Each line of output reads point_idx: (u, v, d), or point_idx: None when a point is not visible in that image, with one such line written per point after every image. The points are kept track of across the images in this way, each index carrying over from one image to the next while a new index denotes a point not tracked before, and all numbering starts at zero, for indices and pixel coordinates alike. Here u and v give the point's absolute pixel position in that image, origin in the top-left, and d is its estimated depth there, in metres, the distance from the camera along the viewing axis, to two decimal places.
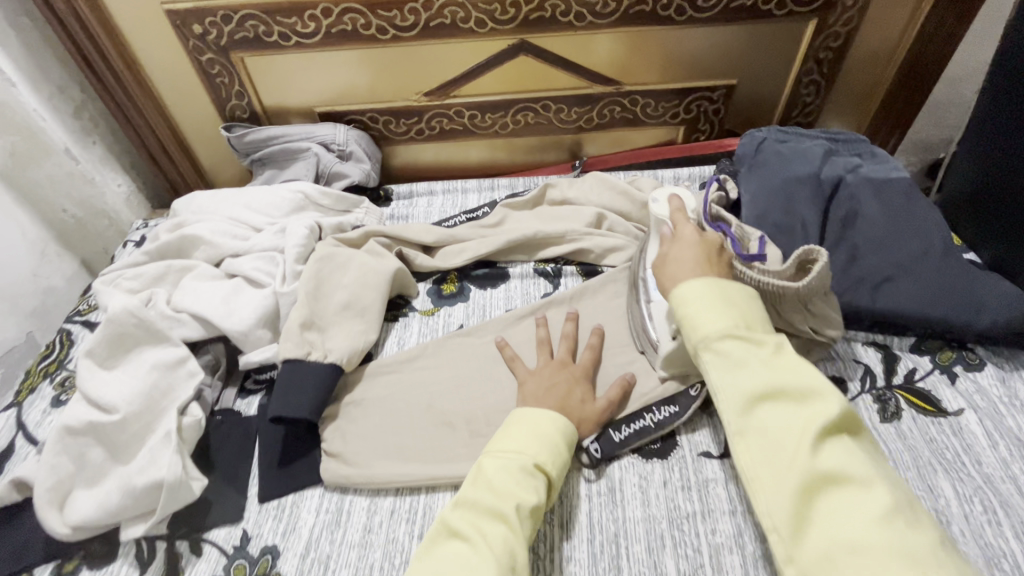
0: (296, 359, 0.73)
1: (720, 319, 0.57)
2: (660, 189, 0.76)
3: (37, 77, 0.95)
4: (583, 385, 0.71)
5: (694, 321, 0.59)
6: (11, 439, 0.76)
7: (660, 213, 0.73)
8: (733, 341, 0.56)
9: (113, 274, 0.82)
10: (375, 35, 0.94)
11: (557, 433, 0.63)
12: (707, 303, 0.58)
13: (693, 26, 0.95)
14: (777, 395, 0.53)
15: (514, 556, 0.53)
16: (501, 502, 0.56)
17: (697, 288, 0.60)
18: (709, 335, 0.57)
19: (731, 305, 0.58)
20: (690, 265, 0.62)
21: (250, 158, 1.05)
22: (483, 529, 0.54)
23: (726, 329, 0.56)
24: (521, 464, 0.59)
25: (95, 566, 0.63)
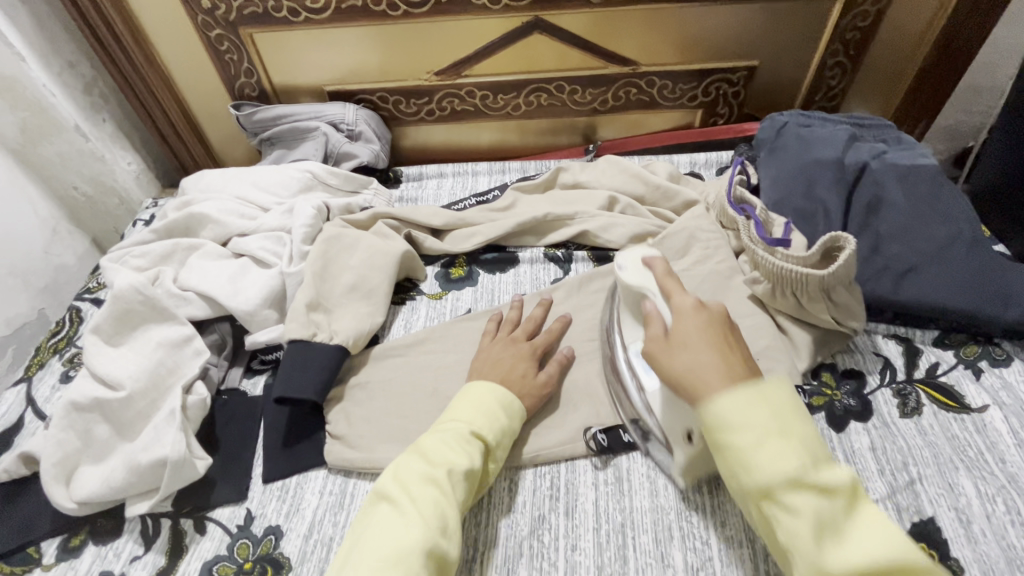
0: (302, 339, 0.73)
1: (782, 457, 0.44)
2: (628, 253, 0.67)
3: (46, 52, 0.95)
4: (530, 361, 0.70)
5: (746, 460, 0.46)
6: (20, 414, 0.77)
7: (638, 284, 0.62)
8: (802, 490, 0.43)
9: (120, 252, 0.82)
10: (386, 11, 0.92)
11: (497, 402, 0.63)
12: (757, 441, 0.45)
13: (714, 4, 0.91)
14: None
15: (443, 519, 0.53)
16: (437, 469, 0.56)
17: (736, 407, 0.47)
18: (765, 484, 0.44)
19: (790, 438, 0.45)
20: (705, 355, 0.51)
21: (259, 137, 1.04)
22: (412, 493, 0.54)
23: (794, 474, 0.43)
24: (456, 432, 0.59)
25: (101, 540, 0.64)
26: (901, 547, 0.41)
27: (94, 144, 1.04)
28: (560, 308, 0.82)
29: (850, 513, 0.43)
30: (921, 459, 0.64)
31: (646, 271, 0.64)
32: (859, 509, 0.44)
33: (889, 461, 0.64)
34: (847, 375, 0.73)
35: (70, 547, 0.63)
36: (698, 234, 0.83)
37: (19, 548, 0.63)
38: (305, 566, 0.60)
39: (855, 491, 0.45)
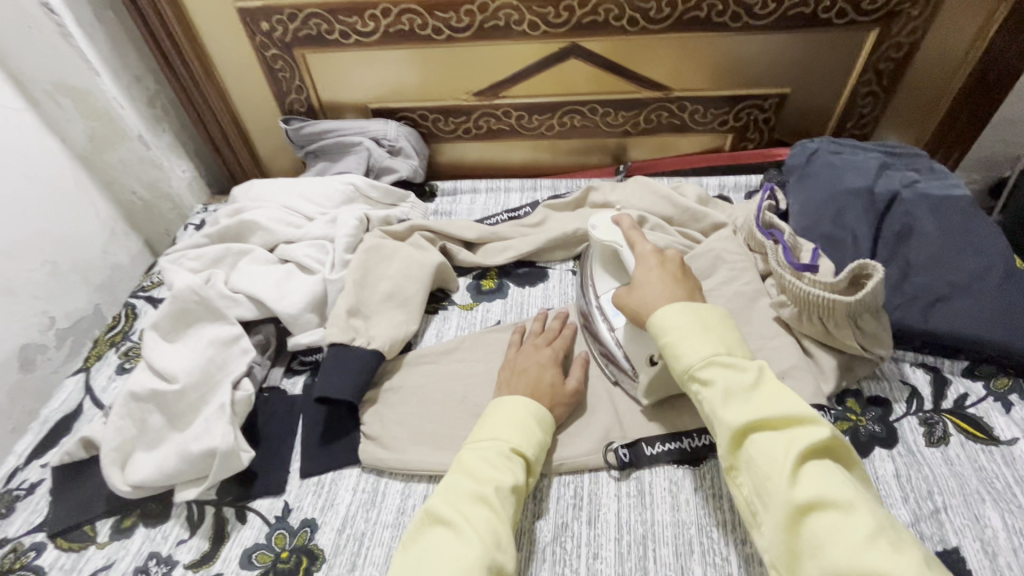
0: (342, 343, 0.77)
1: (698, 343, 0.56)
2: (600, 216, 0.79)
3: (118, 66, 1.02)
4: (553, 369, 0.73)
5: (675, 349, 0.58)
6: (80, 402, 0.83)
7: (611, 240, 0.74)
8: (714, 367, 0.55)
9: (177, 254, 0.88)
10: (431, 36, 0.97)
11: (532, 417, 0.65)
12: (681, 333, 0.57)
13: (749, 34, 0.94)
14: (765, 422, 0.51)
15: (498, 535, 0.54)
16: (484, 487, 0.57)
17: (672, 314, 0.59)
18: (690, 363, 0.56)
19: (709, 332, 0.57)
20: (660, 293, 0.62)
21: (305, 150, 1.10)
22: (465, 512, 0.55)
23: (709, 355, 0.55)
24: (498, 449, 0.61)
25: (150, 523, 0.68)
26: (798, 407, 0.52)
27: (154, 152, 1.11)
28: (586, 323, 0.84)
29: (758, 387, 0.54)
30: (947, 488, 0.64)
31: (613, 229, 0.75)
32: (764, 383, 0.55)
33: (915, 489, 0.65)
34: (873, 402, 0.73)
35: (122, 528, 0.68)
36: (724, 256, 0.85)
37: (76, 526, 0.68)
38: (337, 559, 0.63)
39: (763, 372, 0.55)
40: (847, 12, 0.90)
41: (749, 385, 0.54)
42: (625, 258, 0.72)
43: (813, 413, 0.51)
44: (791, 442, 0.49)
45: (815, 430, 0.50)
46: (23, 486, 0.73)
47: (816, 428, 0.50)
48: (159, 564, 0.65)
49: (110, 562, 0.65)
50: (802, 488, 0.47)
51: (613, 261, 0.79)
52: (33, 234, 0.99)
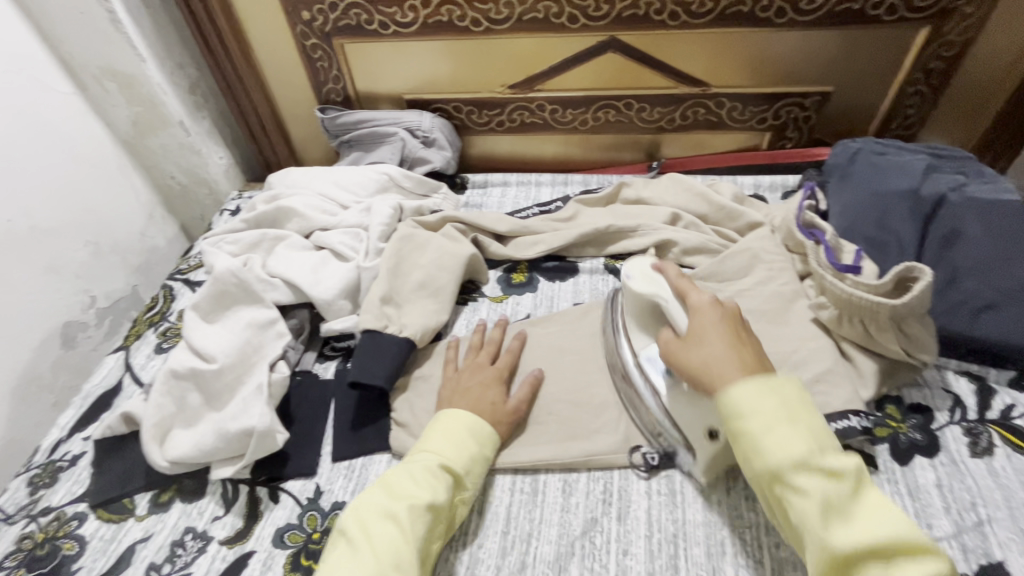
0: (376, 330, 0.78)
1: (791, 442, 0.49)
2: (631, 262, 0.68)
3: (162, 53, 1.03)
4: (497, 387, 0.72)
5: (759, 446, 0.50)
6: (120, 378, 0.85)
7: (651, 291, 0.64)
8: (810, 473, 0.48)
9: (217, 238, 0.90)
10: (469, 27, 0.97)
11: (467, 429, 0.65)
12: (769, 425, 0.50)
13: (793, 30, 0.92)
14: (868, 545, 0.45)
15: (398, 558, 0.54)
16: (398, 505, 0.57)
17: (749, 394, 0.52)
18: (777, 467, 0.49)
19: (796, 429, 0.49)
20: (729, 358, 0.55)
21: (340, 140, 1.11)
22: (369, 533, 0.56)
23: (804, 456, 0.48)
24: (423, 464, 0.61)
25: (186, 499, 0.70)
26: (908, 528, 0.46)
27: (193, 139, 1.12)
28: None
29: (858, 499, 0.48)
30: (991, 500, 0.62)
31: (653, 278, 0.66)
32: (864, 493, 0.48)
33: (957, 499, 0.63)
34: (914, 409, 0.71)
35: (160, 502, 0.70)
36: (761, 256, 0.84)
37: (116, 498, 0.70)
38: None
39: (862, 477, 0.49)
40: (898, 9, 0.87)
41: (851, 502, 0.47)
42: (675, 314, 0.62)
43: (926, 537, 0.45)
44: None
45: (933, 564, 0.44)
46: (65, 458, 0.76)
47: (934, 563, 0.43)
48: (194, 538, 0.66)
49: (149, 534, 0.67)
50: None
51: (648, 314, 0.69)
52: (77, 215, 1.02)
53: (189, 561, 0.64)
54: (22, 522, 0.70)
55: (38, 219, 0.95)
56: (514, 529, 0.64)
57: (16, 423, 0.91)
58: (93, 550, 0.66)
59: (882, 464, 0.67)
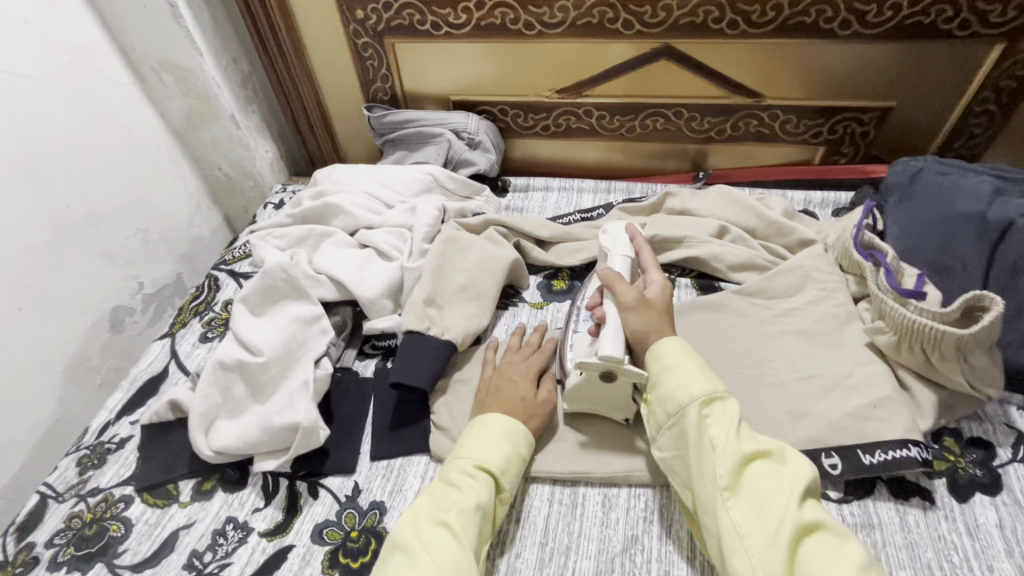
0: (420, 331, 0.78)
1: (706, 379, 0.60)
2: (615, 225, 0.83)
3: (219, 49, 1.05)
4: (528, 382, 0.71)
5: (685, 380, 0.60)
6: (166, 365, 0.87)
7: (611, 245, 0.79)
8: (717, 402, 0.59)
9: (264, 232, 0.91)
10: (521, 30, 0.96)
11: (501, 429, 0.65)
12: (693, 365, 0.61)
13: (856, 42, 0.89)
14: (760, 455, 0.56)
15: (457, 561, 0.53)
16: (448, 512, 0.57)
17: (677, 350, 0.63)
18: (700, 394, 0.58)
19: (706, 372, 0.61)
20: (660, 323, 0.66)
21: (384, 138, 1.11)
22: (427, 540, 0.55)
23: (716, 389, 0.59)
24: (460, 469, 0.61)
25: (229, 489, 0.71)
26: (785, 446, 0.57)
27: (242, 132, 1.14)
28: None
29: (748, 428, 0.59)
30: None
31: (621, 240, 0.79)
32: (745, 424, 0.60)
33: (1020, 543, 0.60)
34: (974, 444, 0.68)
35: (203, 490, 0.71)
36: (813, 274, 0.82)
37: (161, 483, 0.72)
38: None
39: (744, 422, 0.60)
40: (972, 25, 0.84)
41: (743, 425, 0.58)
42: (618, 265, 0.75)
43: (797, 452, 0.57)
44: (792, 477, 0.54)
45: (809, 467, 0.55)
46: (113, 440, 0.78)
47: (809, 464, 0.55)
48: (235, 528, 0.67)
49: (192, 521, 0.68)
50: (807, 514, 0.51)
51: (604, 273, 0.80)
52: (131, 203, 1.05)
53: (230, 550, 0.65)
54: (72, 501, 0.72)
55: (95, 206, 0.98)
56: (554, 540, 0.63)
57: (65, 402, 0.93)
58: (138, 533, 0.67)
59: (940, 500, 0.64)
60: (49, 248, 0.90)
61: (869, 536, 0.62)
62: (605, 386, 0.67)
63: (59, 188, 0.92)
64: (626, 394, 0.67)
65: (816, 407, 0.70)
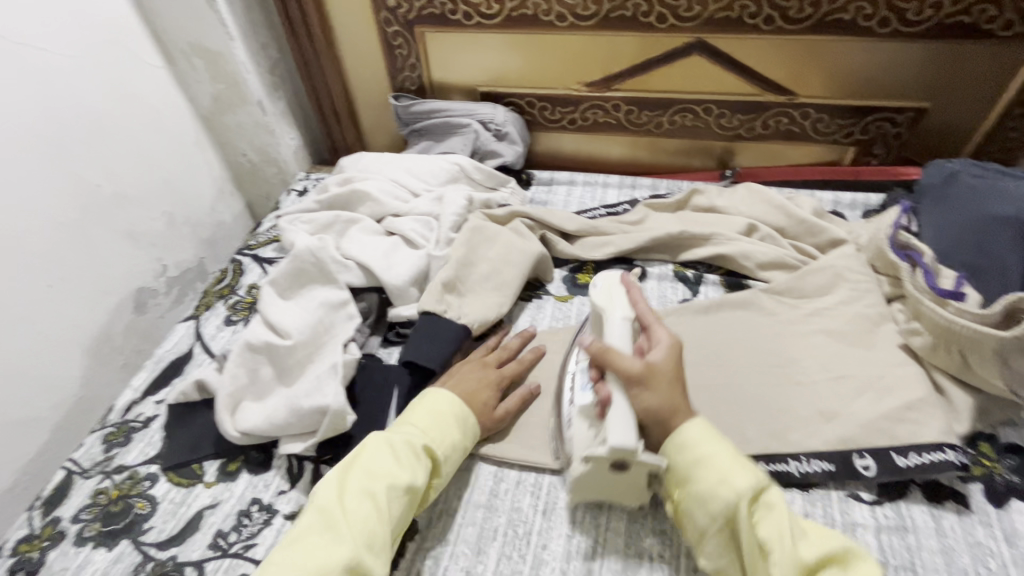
0: (438, 313, 0.79)
1: (745, 471, 0.55)
2: (605, 274, 0.72)
3: (250, 34, 1.06)
4: (492, 390, 0.70)
5: (724, 474, 0.55)
6: (190, 346, 0.87)
7: (604, 302, 0.68)
8: (762, 501, 0.54)
9: (292, 217, 0.91)
10: (553, 22, 0.96)
11: (447, 412, 0.65)
12: (730, 455, 0.56)
13: (894, 41, 0.87)
14: (824, 561, 0.51)
15: (372, 533, 0.54)
16: (376, 482, 0.57)
17: (707, 441, 0.57)
18: (745, 490, 0.53)
19: (742, 462, 0.56)
20: (681, 406, 0.59)
21: (410, 128, 1.11)
22: (348, 510, 0.55)
23: (758, 481, 0.54)
24: (403, 441, 0.61)
25: (253, 471, 0.71)
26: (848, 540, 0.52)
27: (269, 118, 1.15)
28: (685, 329, 0.82)
29: (803, 528, 0.53)
30: None
31: (616, 296, 0.68)
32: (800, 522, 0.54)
33: None
34: (1010, 449, 0.67)
35: (227, 471, 0.71)
36: (845, 274, 0.81)
37: (186, 463, 0.72)
38: (430, 531, 0.64)
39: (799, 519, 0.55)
40: (1014, 24, 0.82)
41: (796, 523, 0.53)
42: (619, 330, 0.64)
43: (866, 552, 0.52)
44: None
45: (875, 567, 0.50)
46: (138, 420, 0.78)
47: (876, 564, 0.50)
48: (260, 510, 0.67)
49: (217, 501, 0.68)
50: None
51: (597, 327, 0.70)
52: (158, 185, 1.06)
53: (255, 531, 0.65)
54: (97, 478, 0.72)
55: (123, 187, 0.99)
56: (580, 533, 0.63)
57: (89, 380, 0.94)
58: (164, 512, 0.67)
59: (975, 505, 0.63)
60: (79, 226, 0.91)
61: (903, 539, 0.61)
62: (616, 476, 0.58)
63: (89, 168, 0.92)
64: (638, 485, 0.60)
65: (848, 406, 0.69)
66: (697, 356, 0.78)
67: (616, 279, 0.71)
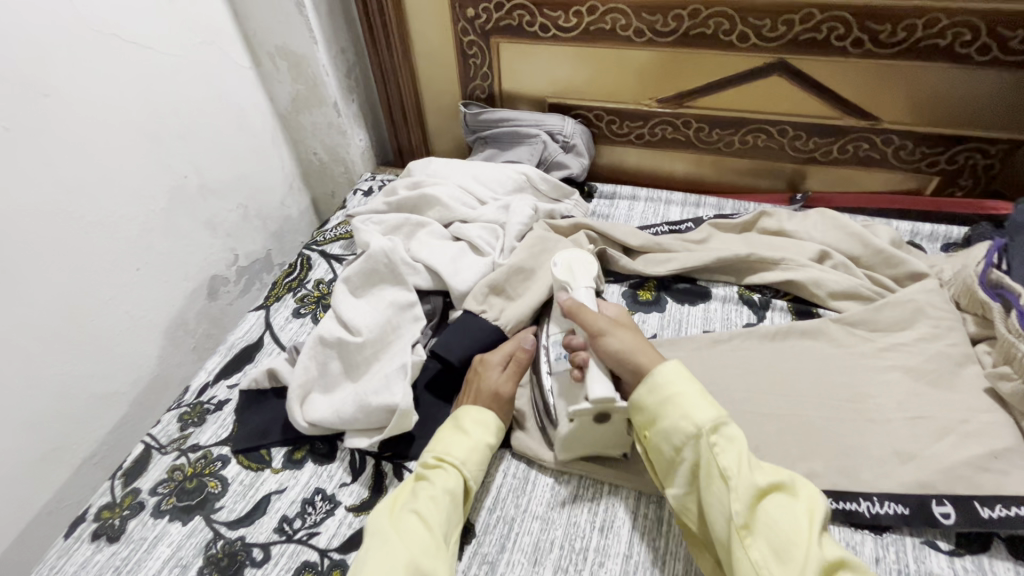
0: (473, 312, 0.81)
1: (705, 407, 0.58)
2: (562, 254, 0.80)
3: (331, 37, 1.10)
4: (491, 371, 0.73)
5: (686, 407, 0.58)
6: (261, 335, 0.91)
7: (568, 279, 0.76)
8: (727, 431, 0.56)
9: (364, 217, 0.95)
10: (630, 37, 0.96)
11: (467, 421, 0.67)
12: (698, 391, 0.60)
13: (993, 69, 0.83)
14: (775, 488, 0.54)
15: (425, 544, 0.56)
16: (419, 500, 0.60)
17: (673, 377, 0.61)
18: (706, 423, 0.56)
19: (708, 400, 0.60)
20: (640, 347, 0.65)
21: (477, 135, 1.13)
22: (398, 527, 0.57)
23: (720, 414, 0.58)
24: (424, 463, 0.64)
25: (318, 461, 0.73)
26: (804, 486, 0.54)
27: (342, 119, 1.19)
28: (750, 354, 0.80)
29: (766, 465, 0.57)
30: None
31: (577, 270, 0.77)
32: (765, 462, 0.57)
33: None
34: None
35: (294, 459, 0.74)
36: (927, 310, 0.77)
37: (255, 447, 0.75)
38: (487, 537, 0.65)
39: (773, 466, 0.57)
40: None
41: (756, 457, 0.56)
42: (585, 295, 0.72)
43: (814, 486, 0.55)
44: (810, 513, 0.51)
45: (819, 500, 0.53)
46: (212, 402, 0.82)
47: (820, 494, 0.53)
48: (324, 500, 0.69)
49: (283, 487, 0.71)
50: (829, 551, 0.49)
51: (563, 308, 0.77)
52: (236, 178, 1.11)
53: (318, 520, 0.67)
54: (174, 454, 0.76)
55: (206, 179, 1.04)
56: (638, 554, 0.62)
57: (163, 360, 0.99)
58: (234, 493, 0.70)
59: None
60: (167, 214, 0.97)
61: None
62: (596, 429, 0.64)
63: (179, 159, 0.98)
64: (622, 431, 0.66)
65: (927, 449, 0.66)
66: (762, 383, 0.76)
67: (578, 258, 0.79)
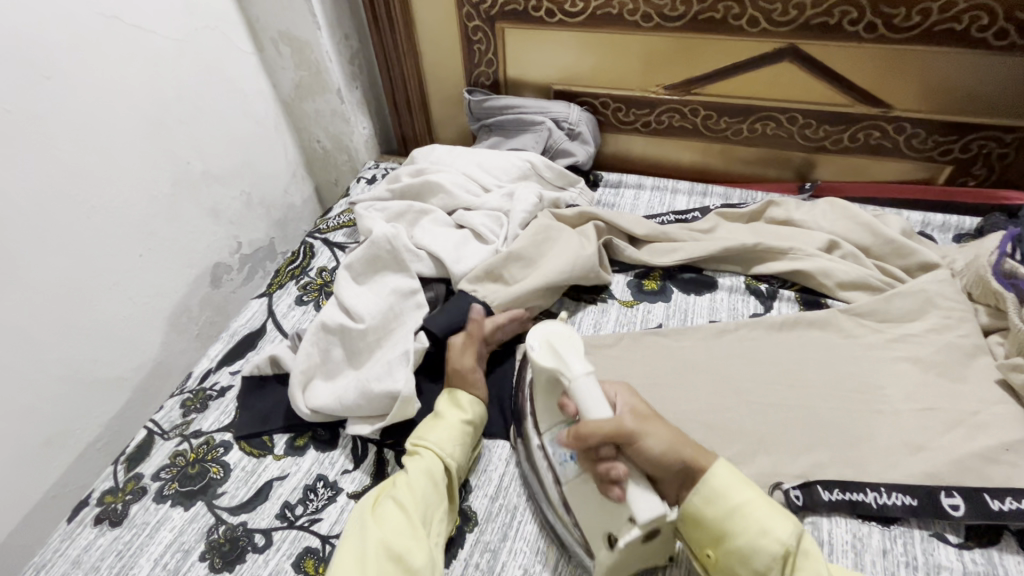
0: (466, 291, 0.80)
1: (779, 520, 0.51)
2: (538, 328, 0.59)
3: (335, 23, 1.09)
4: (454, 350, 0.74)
5: (764, 525, 0.51)
6: (263, 322, 0.90)
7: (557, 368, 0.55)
8: (801, 543, 0.51)
9: (367, 204, 0.94)
10: (637, 22, 0.94)
11: (445, 408, 0.68)
12: (763, 499, 0.53)
13: (1009, 55, 0.81)
14: None
15: (402, 529, 0.56)
16: (399, 488, 0.60)
17: (732, 481, 0.54)
18: (789, 538, 0.50)
19: (775, 506, 0.53)
20: (680, 441, 0.57)
21: (481, 123, 1.12)
22: (378, 515, 0.58)
23: (796, 525, 0.51)
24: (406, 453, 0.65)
25: (320, 448, 0.73)
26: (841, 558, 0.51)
27: (346, 106, 1.18)
28: (757, 344, 0.79)
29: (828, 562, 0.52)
30: None
31: (563, 351, 0.56)
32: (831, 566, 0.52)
33: None
34: None
35: (296, 445, 0.73)
36: (937, 300, 0.76)
37: (257, 434, 0.75)
38: (490, 525, 0.64)
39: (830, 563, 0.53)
40: None
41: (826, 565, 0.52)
42: (592, 399, 0.54)
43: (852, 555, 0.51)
44: None
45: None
46: (214, 388, 0.82)
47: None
48: (326, 486, 0.69)
49: (285, 474, 0.70)
50: None
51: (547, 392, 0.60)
52: (240, 165, 1.11)
53: (319, 507, 0.67)
54: (176, 440, 0.76)
55: (208, 166, 1.03)
56: None
57: (166, 347, 0.99)
58: (236, 479, 0.70)
59: None
60: (170, 200, 0.96)
61: None
62: (645, 548, 0.54)
63: (181, 145, 0.97)
64: (665, 542, 0.56)
65: (936, 441, 0.65)
66: (769, 374, 0.75)
67: (555, 327, 0.58)
